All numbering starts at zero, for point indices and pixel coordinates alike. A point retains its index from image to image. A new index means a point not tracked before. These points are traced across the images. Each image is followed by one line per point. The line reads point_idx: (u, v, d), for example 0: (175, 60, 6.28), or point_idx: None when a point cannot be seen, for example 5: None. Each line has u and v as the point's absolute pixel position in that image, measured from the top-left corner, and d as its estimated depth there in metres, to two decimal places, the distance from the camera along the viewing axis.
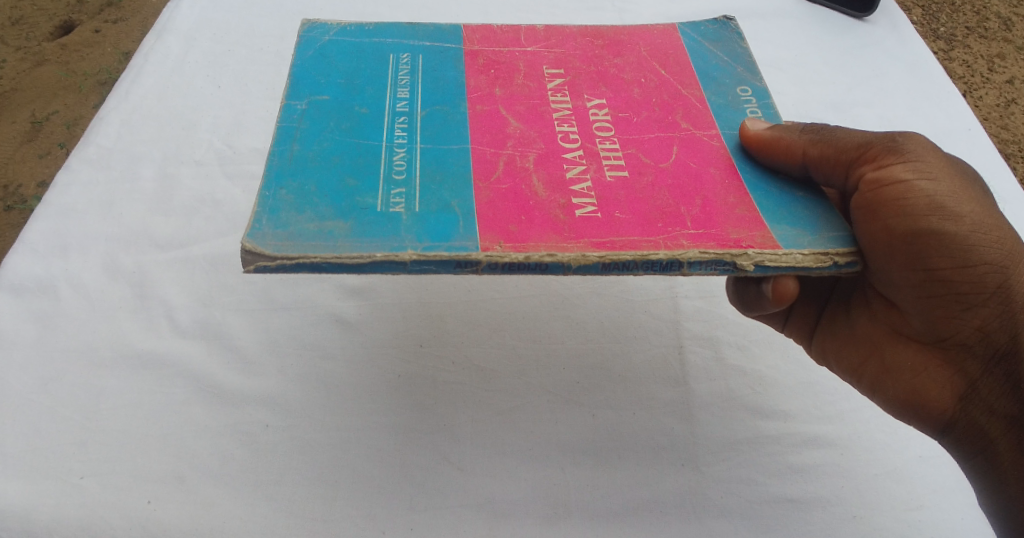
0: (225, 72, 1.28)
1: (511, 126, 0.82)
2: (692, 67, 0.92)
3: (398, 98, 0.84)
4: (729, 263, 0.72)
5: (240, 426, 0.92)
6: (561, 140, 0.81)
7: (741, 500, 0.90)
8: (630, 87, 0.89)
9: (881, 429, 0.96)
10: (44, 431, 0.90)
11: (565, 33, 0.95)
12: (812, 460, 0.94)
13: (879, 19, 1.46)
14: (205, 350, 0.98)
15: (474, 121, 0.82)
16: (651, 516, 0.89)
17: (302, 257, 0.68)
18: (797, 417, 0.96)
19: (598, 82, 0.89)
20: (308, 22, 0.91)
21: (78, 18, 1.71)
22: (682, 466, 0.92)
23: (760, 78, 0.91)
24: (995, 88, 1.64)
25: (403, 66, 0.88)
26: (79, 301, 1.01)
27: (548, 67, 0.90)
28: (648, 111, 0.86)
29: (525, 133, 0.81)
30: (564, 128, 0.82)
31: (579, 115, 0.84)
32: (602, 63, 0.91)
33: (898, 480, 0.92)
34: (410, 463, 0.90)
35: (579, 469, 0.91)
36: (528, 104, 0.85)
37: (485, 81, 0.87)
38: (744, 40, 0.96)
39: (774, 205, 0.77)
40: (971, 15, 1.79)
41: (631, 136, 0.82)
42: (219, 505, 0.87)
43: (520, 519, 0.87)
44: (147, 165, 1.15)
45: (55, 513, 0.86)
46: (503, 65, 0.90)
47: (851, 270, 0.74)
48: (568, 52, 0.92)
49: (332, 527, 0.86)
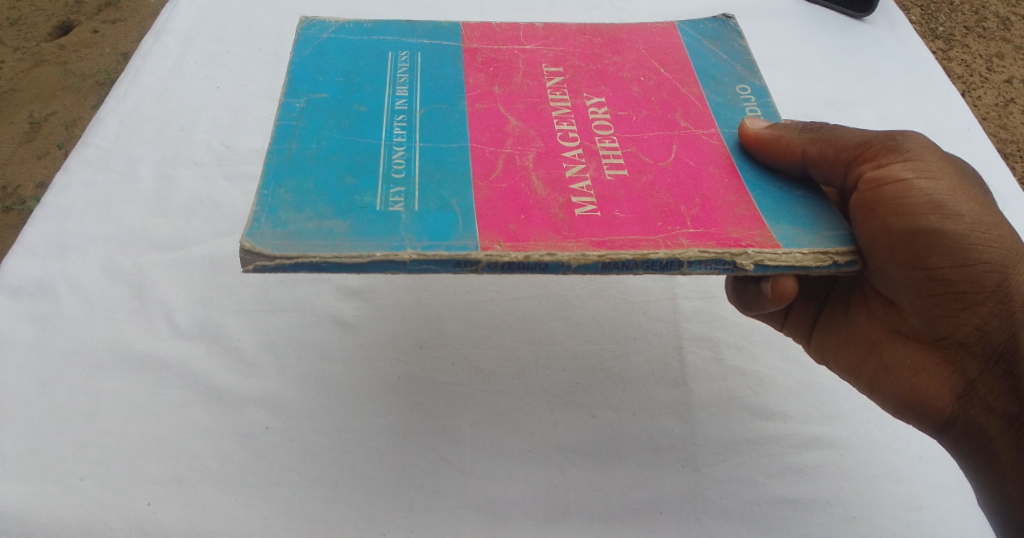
0: (223, 73, 1.28)
1: (509, 126, 0.82)
2: (691, 65, 0.92)
3: (397, 96, 0.84)
4: (727, 261, 0.71)
5: (238, 428, 0.92)
6: (561, 138, 0.81)
7: (741, 500, 0.90)
8: (629, 85, 0.89)
9: (881, 430, 0.96)
10: (43, 432, 0.90)
11: (564, 31, 0.94)
12: (812, 460, 0.93)
13: (877, 19, 1.46)
14: (204, 352, 0.97)
15: (472, 118, 0.82)
16: (650, 517, 0.89)
17: (300, 258, 0.68)
18: (796, 418, 0.96)
19: (597, 80, 0.89)
20: (306, 19, 0.91)
21: (76, 18, 1.71)
22: (681, 467, 0.92)
23: (758, 76, 0.91)
24: (994, 88, 1.64)
25: (401, 63, 0.88)
26: (78, 303, 1.01)
27: (546, 65, 0.90)
28: (646, 109, 0.86)
29: (523, 132, 0.81)
30: (562, 127, 0.82)
31: (578, 113, 0.84)
32: (601, 61, 0.91)
33: (898, 481, 0.92)
34: (410, 465, 0.90)
35: (579, 471, 0.91)
36: (527, 102, 0.85)
37: (483, 79, 0.87)
38: (743, 39, 0.96)
39: (773, 204, 0.77)
40: (970, 14, 1.78)
41: (630, 136, 0.82)
42: (218, 507, 0.87)
43: (521, 520, 0.87)
44: (146, 166, 1.15)
45: (54, 515, 0.86)
46: (501, 63, 0.90)
47: (852, 272, 0.74)
48: (567, 51, 0.92)
49: (332, 528, 0.86)
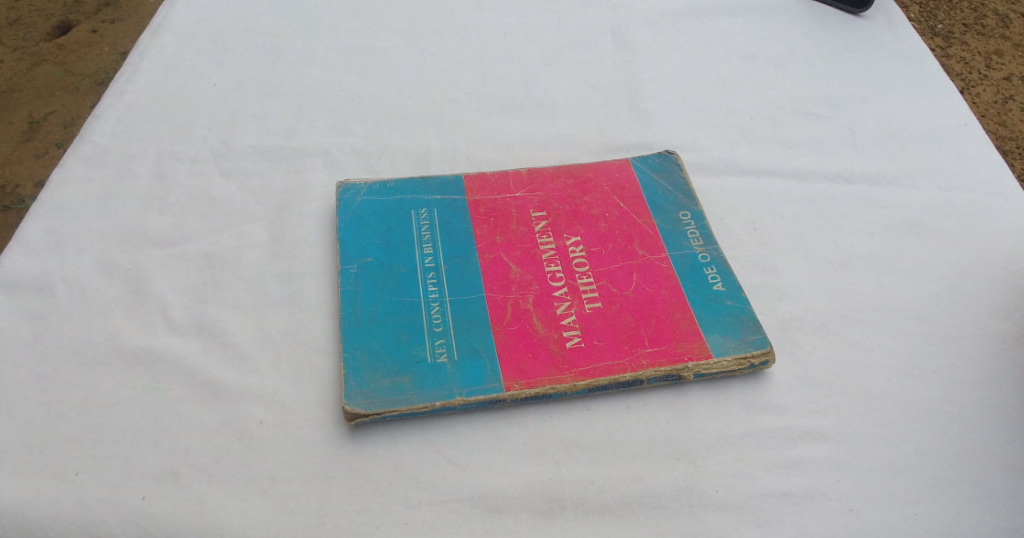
0: (220, 70, 1.28)
1: (511, 272, 1.01)
2: (644, 198, 1.11)
3: (425, 254, 1.02)
4: (675, 375, 0.95)
5: (233, 423, 0.92)
6: (550, 280, 1.01)
7: (737, 494, 0.89)
8: (599, 222, 1.08)
9: (878, 423, 0.95)
10: (38, 428, 0.90)
11: (545, 175, 1.13)
12: (809, 454, 0.92)
13: (875, 16, 1.45)
14: (199, 347, 0.97)
15: (484, 270, 1.01)
16: (645, 510, 0.88)
17: (388, 412, 0.90)
18: (793, 411, 0.95)
19: (574, 221, 1.08)
20: (342, 184, 1.10)
21: (75, 18, 1.72)
22: (677, 460, 0.91)
23: (696, 203, 1.11)
24: (992, 85, 1.64)
25: (422, 222, 1.06)
26: (73, 299, 1.01)
27: (534, 211, 1.08)
28: (613, 243, 1.05)
29: (522, 277, 1.01)
30: (551, 268, 1.02)
31: (561, 254, 1.04)
32: (575, 203, 1.10)
33: (895, 474, 0.91)
34: (404, 459, 0.90)
35: (573, 464, 0.90)
36: (523, 248, 1.04)
37: (486, 230, 1.06)
38: (684, 170, 1.15)
39: (711, 316, 0.98)
40: (969, 12, 1.78)
41: (602, 269, 1.02)
42: (213, 502, 0.86)
43: (515, 514, 0.87)
44: (143, 162, 1.15)
45: (49, 510, 0.85)
46: (499, 213, 1.08)
47: (773, 362, 0.98)
48: (548, 195, 1.11)
49: (326, 523, 0.86)
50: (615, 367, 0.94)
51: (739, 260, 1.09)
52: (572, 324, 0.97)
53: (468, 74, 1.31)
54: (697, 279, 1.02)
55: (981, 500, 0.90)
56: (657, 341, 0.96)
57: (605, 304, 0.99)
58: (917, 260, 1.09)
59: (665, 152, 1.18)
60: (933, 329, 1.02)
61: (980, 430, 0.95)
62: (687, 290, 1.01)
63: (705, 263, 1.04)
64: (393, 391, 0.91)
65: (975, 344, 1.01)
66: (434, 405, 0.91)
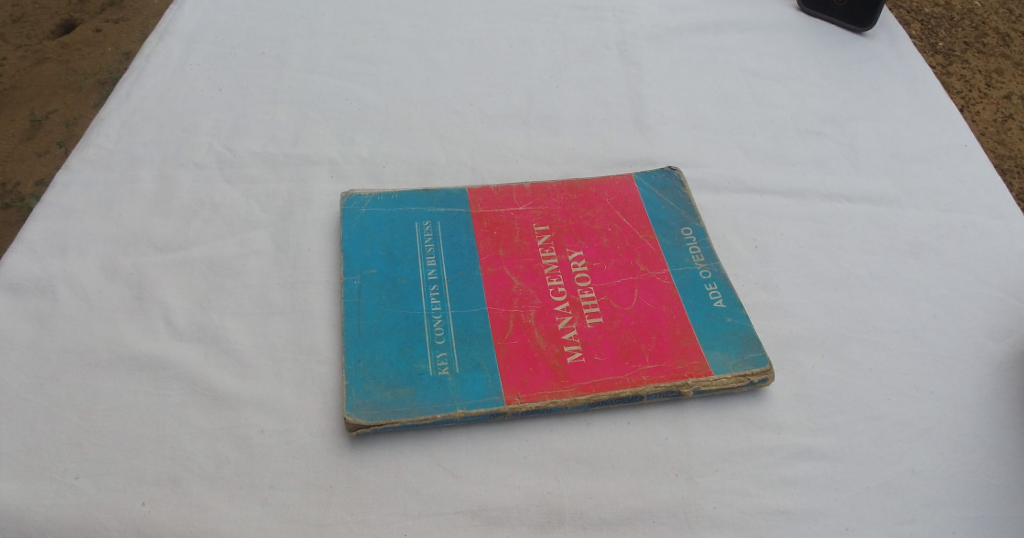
0: (226, 75, 1.29)
1: (514, 286, 1.02)
2: (647, 214, 1.12)
3: (428, 267, 1.03)
4: (675, 392, 0.95)
5: (235, 430, 0.92)
6: (552, 294, 1.02)
7: (733, 510, 0.90)
8: (602, 237, 1.08)
9: (875, 443, 0.95)
10: (39, 431, 0.91)
11: (547, 189, 1.14)
12: (805, 472, 0.93)
13: (877, 34, 1.46)
14: (202, 354, 0.97)
15: (486, 283, 1.02)
16: (643, 525, 0.89)
17: (388, 424, 0.91)
18: (791, 428, 0.96)
19: (577, 236, 1.08)
20: (346, 194, 1.11)
21: (79, 18, 1.72)
22: (674, 476, 0.92)
23: (698, 219, 1.12)
24: (991, 103, 1.65)
25: (426, 235, 1.06)
26: (77, 301, 1.01)
27: (536, 225, 1.09)
28: (615, 258, 1.06)
29: (524, 290, 1.02)
30: (553, 283, 1.03)
31: (564, 269, 1.04)
32: (578, 217, 1.11)
33: (890, 493, 0.92)
34: (404, 469, 0.90)
35: (573, 477, 0.91)
36: (526, 262, 1.05)
37: (489, 244, 1.06)
38: (686, 187, 1.16)
39: (711, 333, 0.99)
40: (970, 30, 1.80)
41: (604, 284, 1.03)
42: (213, 509, 0.87)
43: (515, 527, 0.88)
44: (148, 166, 1.16)
45: (49, 513, 0.86)
46: (503, 227, 1.08)
47: (773, 379, 0.98)
48: (551, 209, 1.11)
49: (325, 532, 0.86)
50: (615, 382, 0.95)
51: (739, 278, 1.09)
52: (574, 339, 0.98)
53: (473, 84, 1.32)
54: (699, 296, 1.03)
55: (975, 521, 0.91)
56: (657, 358, 0.97)
57: (606, 319, 1.00)
58: (916, 280, 1.10)
59: (667, 168, 1.19)
60: (930, 350, 1.03)
61: (975, 452, 0.95)
62: (687, 306, 1.01)
63: (706, 280, 1.04)
64: (395, 403, 0.92)
65: (972, 366, 1.02)
66: (434, 417, 0.91)
